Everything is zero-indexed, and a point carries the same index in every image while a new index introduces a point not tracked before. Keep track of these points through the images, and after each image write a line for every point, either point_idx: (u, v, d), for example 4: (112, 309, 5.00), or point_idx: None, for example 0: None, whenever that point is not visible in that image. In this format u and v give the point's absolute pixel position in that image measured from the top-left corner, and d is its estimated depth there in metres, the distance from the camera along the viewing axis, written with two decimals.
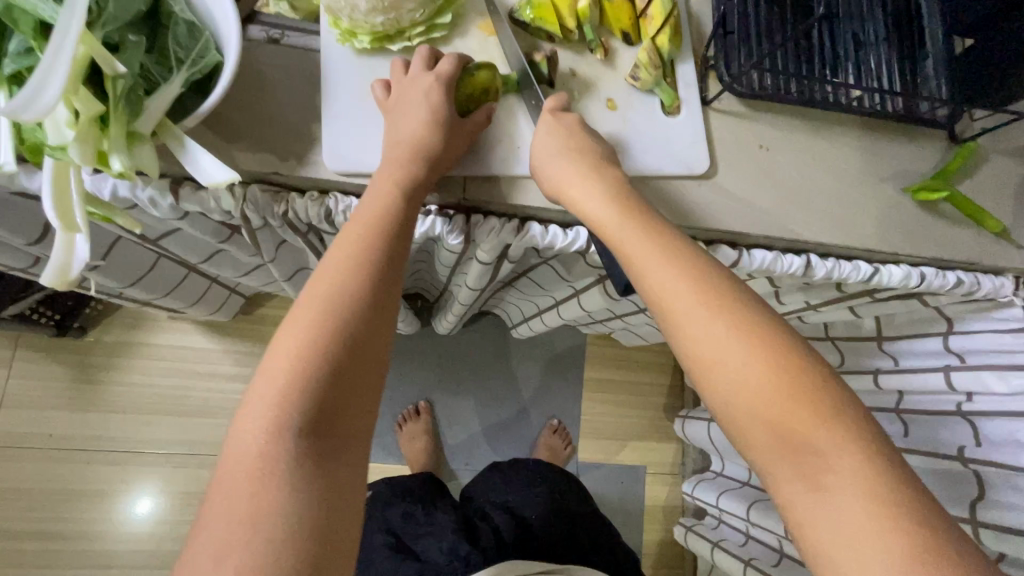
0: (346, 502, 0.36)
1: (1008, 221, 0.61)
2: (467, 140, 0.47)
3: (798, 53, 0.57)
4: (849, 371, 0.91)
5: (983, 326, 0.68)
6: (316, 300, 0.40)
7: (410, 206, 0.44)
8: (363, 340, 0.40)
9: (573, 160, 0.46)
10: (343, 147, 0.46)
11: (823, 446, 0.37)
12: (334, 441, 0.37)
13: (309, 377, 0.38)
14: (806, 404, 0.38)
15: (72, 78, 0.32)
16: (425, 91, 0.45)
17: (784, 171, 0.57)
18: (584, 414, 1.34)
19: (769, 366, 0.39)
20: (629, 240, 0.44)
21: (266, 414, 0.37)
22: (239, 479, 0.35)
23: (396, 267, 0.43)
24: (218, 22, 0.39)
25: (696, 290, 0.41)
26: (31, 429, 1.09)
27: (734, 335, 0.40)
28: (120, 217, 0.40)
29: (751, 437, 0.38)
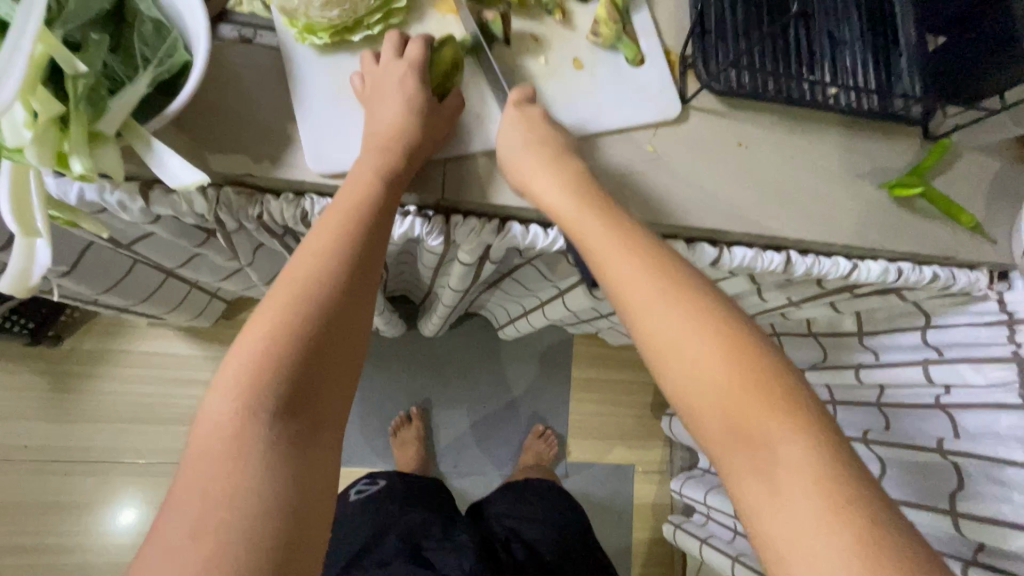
0: (316, 485, 0.36)
1: (982, 216, 0.62)
2: (448, 125, 0.47)
3: (774, 51, 0.58)
4: (832, 367, 0.92)
5: (961, 321, 0.70)
6: (285, 282, 0.40)
7: (392, 190, 0.44)
8: (337, 321, 0.39)
9: (542, 151, 0.46)
10: (320, 143, 0.45)
11: (778, 442, 0.36)
12: (305, 422, 0.37)
13: (280, 356, 0.37)
14: (762, 397, 0.37)
15: (29, 77, 0.31)
16: (399, 78, 0.46)
17: (763, 168, 0.57)
18: (572, 414, 1.34)
19: (727, 360, 0.39)
20: (594, 240, 0.44)
21: (235, 392, 0.36)
22: (203, 457, 0.34)
23: (370, 255, 0.42)
24: (185, 19, 0.38)
25: (657, 282, 0.42)
26: (6, 441, 1.06)
27: (692, 330, 0.40)
28: (85, 221, 0.39)
29: (707, 427, 0.38)
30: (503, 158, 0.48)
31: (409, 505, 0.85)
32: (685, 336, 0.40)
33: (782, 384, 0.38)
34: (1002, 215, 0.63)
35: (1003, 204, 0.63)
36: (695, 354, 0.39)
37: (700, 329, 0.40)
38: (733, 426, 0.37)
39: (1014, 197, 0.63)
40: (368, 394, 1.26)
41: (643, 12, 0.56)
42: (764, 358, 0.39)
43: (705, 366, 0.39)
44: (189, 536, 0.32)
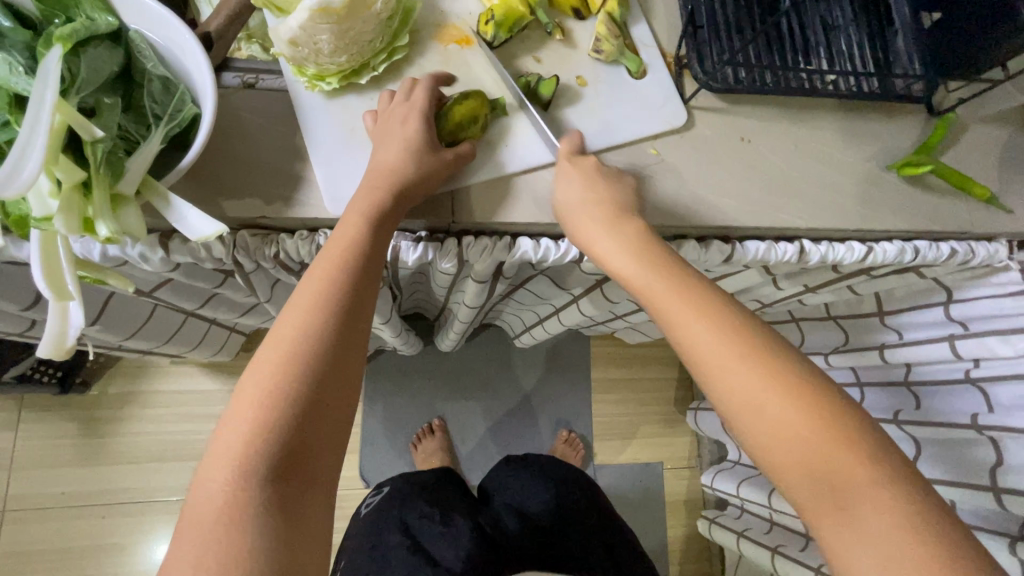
0: (309, 551, 0.35)
1: (996, 188, 0.62)
2: (445, 169, 0.46)
3: (769, 43, 0.57)
4: (854, 349, 0.92)
5: (984, 292, 0.69)
6: (281, 335, 0.40)
7: (379, 241, 0.43)
8: (330, 381, 0.39)
9: (613, 218, 0.47)
10: (334, 191, 0.46)
11: (853, 475, 0.37)
12: (298, 482, 0.36)
13: (274, 416, 0.37)
14: (832, 435, 0.38)
15: (51, 146, 0.32)
16: (402, 122, 0.46)
17: (768, 162, 0.57)
18: (596, 416, 1.34)
19: (796, 403, 0.39)
20: (661, 300, 0.44)
21: (230, 457, 0.36)
22: (201, 527, 0.34)
23: (362, 294, 0.42)
24: (192, 73, 0.39)
25: (729, 341, 0.41)
26: (43, 488, 1.08)
27: (765, 385, 0.40)
28: (110, 277, 0.40)
29: (787, 474, 0.39)
30: (568, 217, 0.48)
31: (409, 489, 0.83)
32: (753, 391, 0.40)
33: (854, 424, 0.39)
34: (1017, 184, 0.62)
35: (1017, 174, 0.62)
36: (769, 410, 0.39)
37: (765, 382, 0.40)
38: (813, 471, 0.38)
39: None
40: (391, 413, 1.27)
41: (641, 23, 0.57)
42: (833, 399, 0.40)
43: (784, 421, 0.39)
44: None
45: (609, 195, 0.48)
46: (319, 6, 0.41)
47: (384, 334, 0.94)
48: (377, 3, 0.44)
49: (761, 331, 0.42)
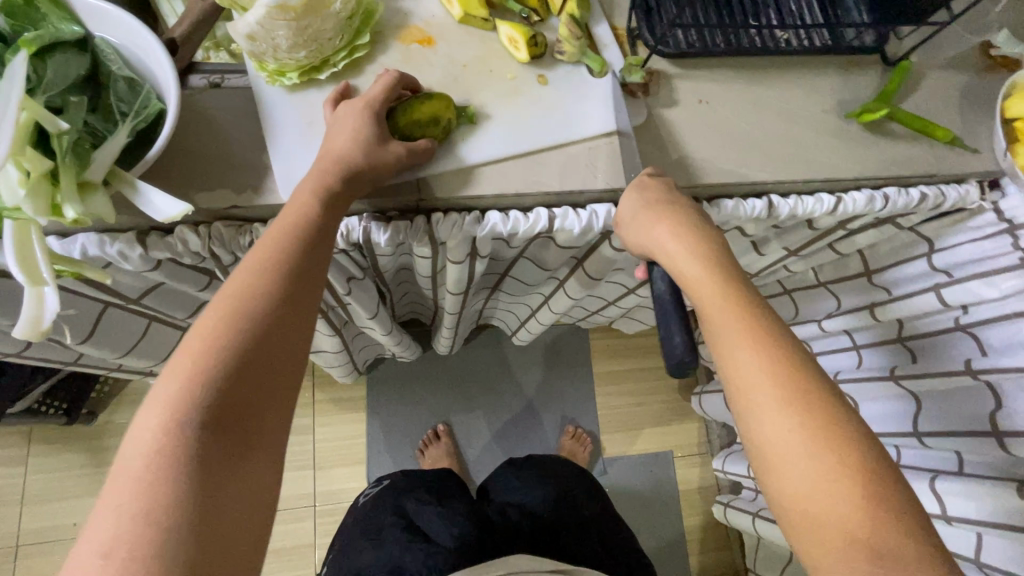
0: (239, 521, 0.34)
1: (959, 130, 0.62)
2: (394, 158, 0.47)
3: (719, 7, 0.59)
4: (847, 313, 0.91)
5: (964, 239, 0.70)
6: (229, 293, 0.40)
7: (330, 212, 0.45)
8: (273, 335, 0.39)
9: (681, 247, 0.46)
10: (291, 183, 0.47)
11: (900, 560, 0.34)
12: (235, 440, 0.36)
13: (213, 360, 0.37)
14: (881, 517, 0.35)
15: (18, 139, 0.34)
16: (354, 115, 0.47)
17: (728, 120, 0.58)
18: (601, 409, 1.34)
19: (848, 465, 0.37)
20: (719, 321, 0.42)
21: (165, 404, 0.35)
22: (130, 477, 0.33)
23: (311, 265, 0.43)
24: (156, 72, 0.42)
25: (786, 379, 0.39)
26: (56, 521, 1.09)
27: (817, 444, 0.37)
28: (89, 270, 0.41)
29: (822, 533, 0.36)
30: (628, 227, 0.49)
31: (408, 482, 0.83)
32: (804, 450, 0.37)
33: (905, 499, 0.36)
34: (979, 124, 0.63)
35: (978, 114, 0.63)
36: (816, 472, 0.37)
37: (814, 441, 0.37)
38: (854, 538, 0.35)
39: (986, 107, 0.63)
40: (394, 422, 1.27)
41: (603, 24, 0.58)
42: (887, 468, 0.37)
43: (831, 490, 0.36)
44: (111, 546, 0.31)
45: (679, 213, 0.47)
46: (277, 4, 0.43)
47: (378, 336, 0.95)
48: (336, 2, 0.46)
49: (824, 379, 0.40)
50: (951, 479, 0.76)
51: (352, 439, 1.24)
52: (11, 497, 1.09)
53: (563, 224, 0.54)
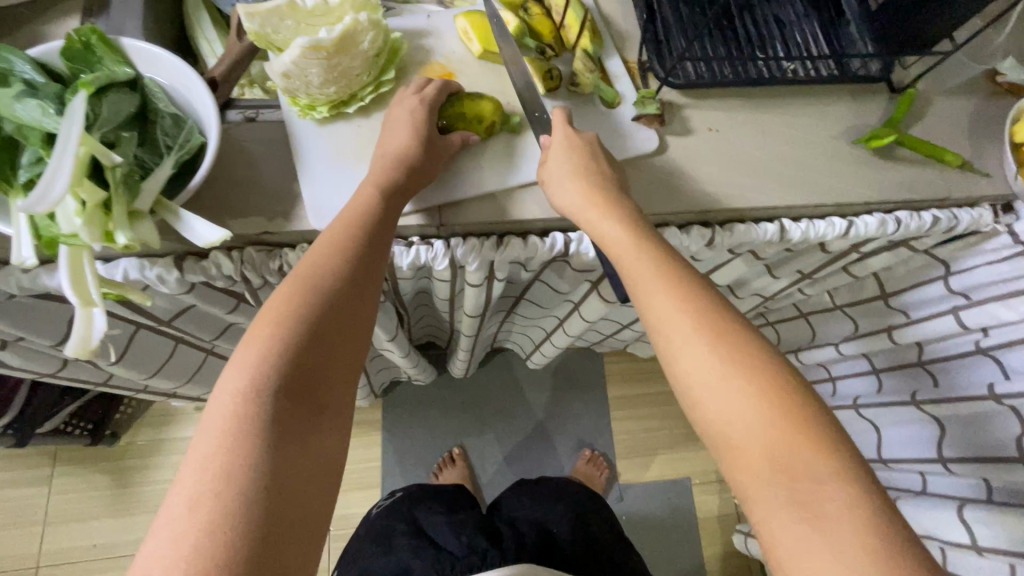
0: (308, 478, 0.37)
1: (969, 154, 0.63)
2: (445, 156, 0.51)
3: (727, 41, 0.62)
4: (865, 336, 0.91)
5: (980, 261, 0.69)
6: (301, 275, 0.43)
7: (393, 204, 0.47)
8: (340, 315, 0.42)
9: (603, 207, 0.49)
10: (327, 205, 0.49)
11: (820, 477, 0.36)
12: (306, 408, 0.39)
13: (289, 335, 0.40)
14: (795, 436, 0.37)
15: (77, 172, 0.36)
16: (411, 110, 0.51)
17: (739, 147, 0.60)
18: (617, 434, 1.32)
19: (763, 393, 0.39)
20: (637, 272, 0.45)
21: (247, 372, 0.38)
22: (210, 439, 0.36)
23: (376, 252, 0.45)
24: (200, 111, 0.45)
25: (699, 320, 0.42)
26: (77, 542, 1.10)
27: (728, 375, 0.40)
28: (133, 294, 0.44)
29: (745, 460, 0.38)
30: (550, 181, 0.51)
31: (422, 492, 0.85)
32: (717, 380, 0.40)
33: (821, 423, 0.38)
34: (989, 148, 0.64)
35: (987, 139, 0.64)
36: (732, 400, 0.39)
37: (729, 372, 0.40)
38: (774, 460, 0.37)
39: (995, 132, 0.64)
40: (410, 445, 1.27)
41: (615, 58, 0.61)
42: (802, 396, 0.39)
43: (747, 415, 0.38)
44: (194, 501, 0.33)
45: (595, 172, 0.50)
46: (311, 44, 0.46)
47: (395, 359, 0.97)
48: (365, 42, 0.50)
49: (733, 319, 0.43)
50: (979, 507, 0.75)
51: (367, 462, 1.24)
52: (35, 517, 1.11)
53: (578, 248, 0.56)
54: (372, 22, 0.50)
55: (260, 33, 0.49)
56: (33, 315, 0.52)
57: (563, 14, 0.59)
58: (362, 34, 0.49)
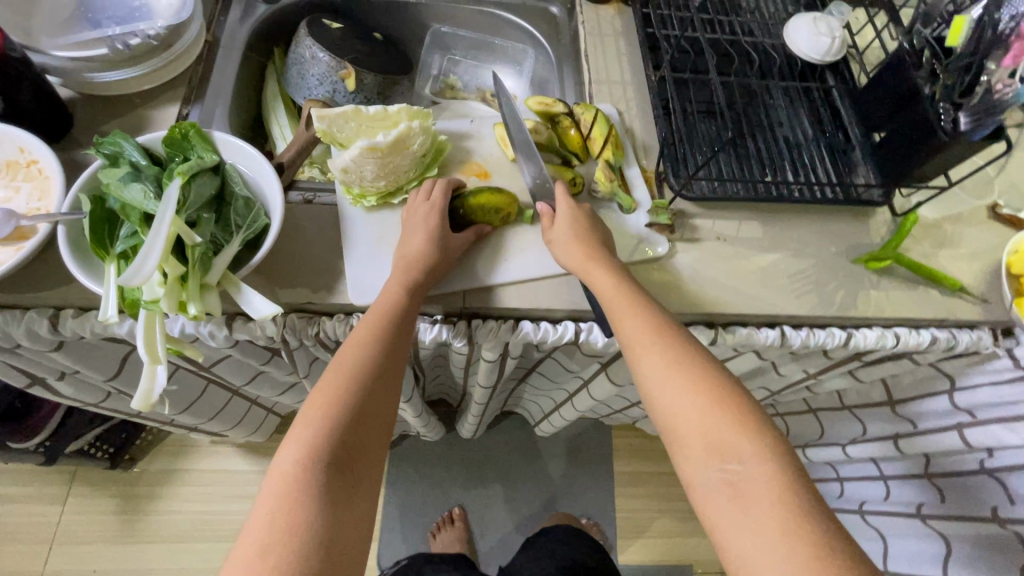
0: (355, 537, 0.41)
1: (966, 279, 0.67)
2: (459, 251, 0.57)
3: (737, 160, 0.68)
4: (872, 439, 0.91)
5: (983, 380, 0.70)
6: (343, 364, 0.48)
7: (417, 297, 0.53)
8: (379, 381, 0.48)
9: (584, 245, 0.55)
10: (366, 288, 0.55)
11: (744, 452, 0.43)
12: (350, 479, 0.43)
13: (336, 415, 0.45)
14: (731, 428, 0.44)
15: (166, 250, 0.44)
16: (424, 216, 0.56)
17: (743, 256, 0.64)
18: (619, 511, 1.31)
19: (704, 389, 0.46)
20: (609, 295, 0.52)
21: (302, 448, 0.43)
22: (275, 493, 0.41)
23: (403, 340, 0.51)
24: (268, 195, 0.52)
25: (657, 332, 0.49)
26: (79, 564, 1.12)
27: (680, 379, 0.46)
28: (188, 350, 0.49)
29: (686, 444, 0.44)
30: (551, 237, 0.57)
31: (425, 557, 0.88)
32: (672, 384, 0.46)
33: (749, 409, 0.45)
34: (986, 276, 0.67)
35: (985, 267, 0.68)
36: (682, 400, 0.46)
37: (677, 371, 0.47)
38: (709, 443, 0.44)
39: (993, 260, 0.68)
40: (411, 500, 1.27)
41: (635, 168, 0.67)
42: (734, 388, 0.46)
43: (694, 412, 0.45)
44: (260, 558, 0.38)
45: (577, 213, 0.58)
46: (368, 146, 0.54)
47: (406, 415, 1.00)
48: (414, 145, 0.58)
49: (682, 333, 0.50)
50: None
51: None
52: (44, 535, 1.14)
53: (588, 337, 0.60)
54: (422, 128, 0.58)
55: (328, 131, 0.57)
56: (94, 354, 0.59)
57: (590, 126, 0.66)
58: (412, 138, 0.57)
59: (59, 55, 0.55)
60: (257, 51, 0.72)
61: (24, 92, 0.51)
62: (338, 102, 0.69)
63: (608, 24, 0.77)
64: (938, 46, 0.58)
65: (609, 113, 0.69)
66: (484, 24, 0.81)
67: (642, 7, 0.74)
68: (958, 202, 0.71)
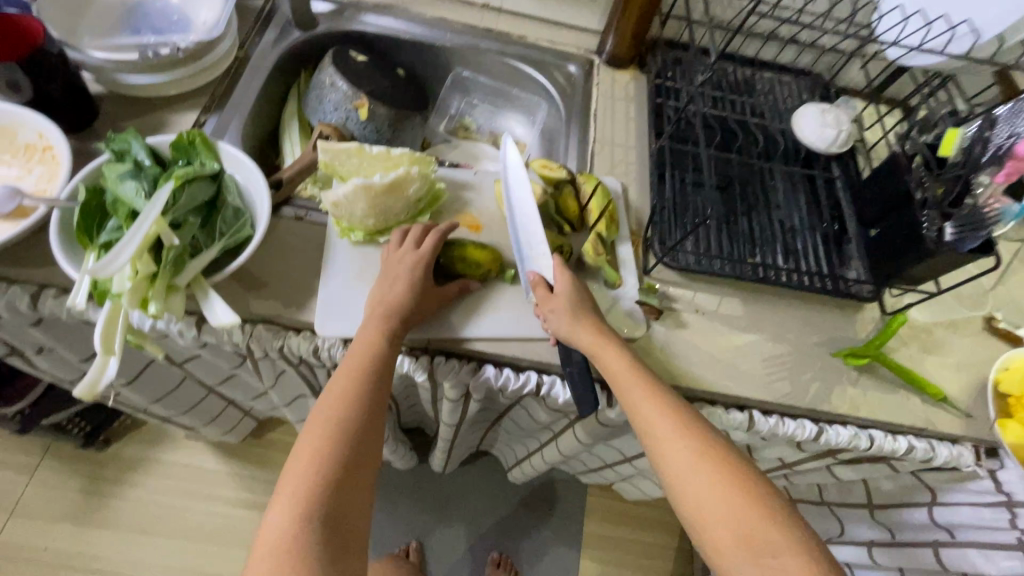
0: None
1: (951, 390, 0.65)
2: (438, 303, 0.57)
3: (727, 237, 0.69)
4: (848, 542, 0.86)
5: (964, 499, 0.67)
6: (327, 419, 0.48)
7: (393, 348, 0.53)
8: (369, 424, 0.49)
9: (588, 319, 0.54)
10: (334, 320, 0.56)
11: (775, 546, 0.42)
12: (340, 536, 0.43)
13: (329, 470, 0.45)
14: (755, 518, 0.44)
15: (141, 248, 0.46)
16: (406, 264, 0.56)
17: (721, 333, 0.64)
18: (583, 575, 1.25)
19: (726, 479, 0.46)
20: (621, 376, 0.51)
21: (295, 505, 0.43)
22: (273, 552, 0.41)
23: (382, 391, 0.51)
24: (259, 209, 0.55)
25: (672, 419, 0.49)
26: (32, 539, 1.12)
27: (697, 464, 0.46)
28: (149, 345, 0.52)
29: (716, 539, 0.44)
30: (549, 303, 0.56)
31: None
32: (695, 470, 0.46)
33: (774, 499, 0.45)
34: (973, 390, 0.65)
35: (973, 380, 0.65)
36: (701, 487, 0.46)
37: (699, 460, 0.47)
38: (739, 538, 0.43)
39: (982, 374, 0.66)
40: (370, 528, 1.24)
41: (627, 245, 0.67)
42: (756, 476, 0.46)
43: (714, 499, 0.45)
44: None
45: (573, 282, 0.57)
46: (364, 184, 0.57)
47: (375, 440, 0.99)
48: (410, 190, 0.60)
49: (694, 417, 0.50)
50: None
51: None
52: (5, 504, 1.14)
53: (550, 391, 0.60)
54: (421, 175, 0.61)
55: (330, 164, 0.62)
56: (71, 334, 0.60)
57: (588, 198, 0.67)
58: (409, 184, 0.60)
59: (96, 55, 0.59)
60: (285, 71, 0.76)
61: (54, 84, 0.55)
62: (349, 129, 0.72)
63: (621, 89, 0.79)
64: (930, 153, 0.59)
65: (612, 187, 0.70)
66: (505, 73, 0.85)
67: (655, 78, 0.77)
68: (951, 309, 0.69)
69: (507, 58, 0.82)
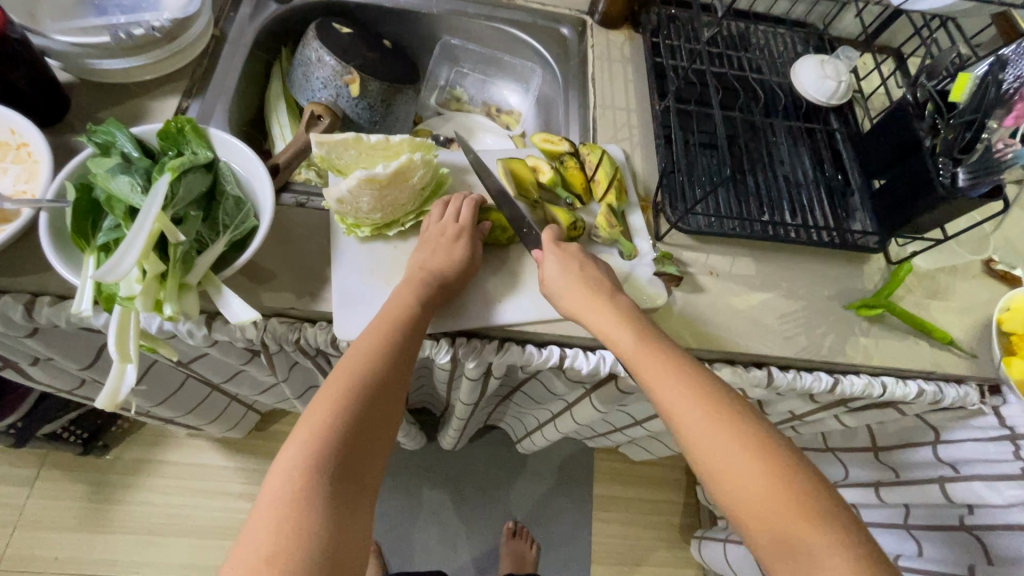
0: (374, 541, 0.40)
1: (956, 332, 0.67)
2: (469, 275, 0.56)
3: (736, 198, 0.68)
4: (853, 483, 0.90)
5: (966, 435, 0.70)
6: (348, 373, 0.46)
7: (423, 308, 0.52)
8: (389, 391, 0.47)
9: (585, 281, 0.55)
10: (355, 323, 0.53)
11: (782, 496, 0.41)
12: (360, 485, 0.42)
13: (346, 422, 0.44)
14: (761, 468, 0.43)
15: (147, 248, 0.43)
16: (454, 235, 0.56)
17: (735, 293, 0.64)
18: (595, 535, 1.29)
19: (730, 431, 0.44)
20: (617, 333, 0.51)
21: (310, 455, 0.41)
22: (287, 500, 0.39)
23: (411, 350, 0.50)
24: (259, 198, 0.52)
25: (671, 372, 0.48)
26: (40, 550, 1.10)
27: (704, 417, 0.45)
28: (162, 348, 0.49)
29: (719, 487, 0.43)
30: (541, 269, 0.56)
31: None
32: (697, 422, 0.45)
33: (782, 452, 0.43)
34: (975, 331, 0.67)
35: (975, 322, 0.67)
36: (707, 437, 0.45)
37: (702, 411, 0.46)
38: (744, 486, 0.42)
39: (984, 316, 0.68)
40: (383, 509, 1.25)
41: (637, 213, 0.66)
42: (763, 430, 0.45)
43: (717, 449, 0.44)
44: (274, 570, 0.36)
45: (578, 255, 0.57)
46: (367, 177, 0.52)
47: None
48: (414, 177, 0.56)
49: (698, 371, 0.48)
50: None
51: None
52: (6, 519, 1.11)
53: (573, 363, 0.59)
54: (424, 161, 0.56)
55: (326, 157, 0.56)
56: (69, 342, 0.58)
57: (595, 168, 0.65)
58: (413, 171, 0.56)
59: (61, 40, 0.55)
60: (264, 48, 0.71)
61: (20, 75, 0.50)
62: (340, 106, 0.68)
63: (617, 50, 0.77)
64: (940, 99, 0.58)
65: (616, 155, 0.68)
66: (494, 39, 0.81)
67: (650, 35, 0.74)
68: (952, 254, 0.71)
69: (496, 23, 0.79)
